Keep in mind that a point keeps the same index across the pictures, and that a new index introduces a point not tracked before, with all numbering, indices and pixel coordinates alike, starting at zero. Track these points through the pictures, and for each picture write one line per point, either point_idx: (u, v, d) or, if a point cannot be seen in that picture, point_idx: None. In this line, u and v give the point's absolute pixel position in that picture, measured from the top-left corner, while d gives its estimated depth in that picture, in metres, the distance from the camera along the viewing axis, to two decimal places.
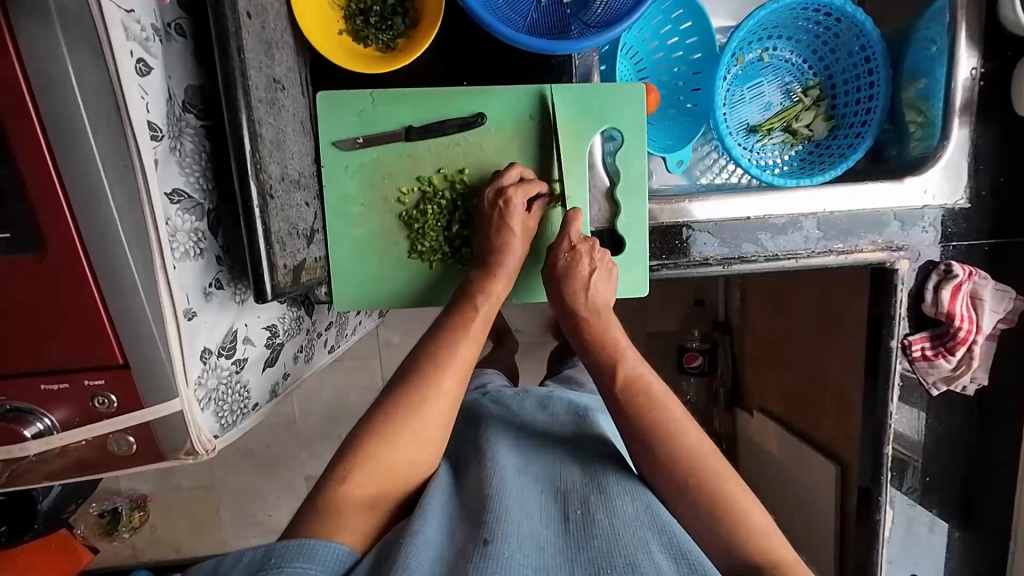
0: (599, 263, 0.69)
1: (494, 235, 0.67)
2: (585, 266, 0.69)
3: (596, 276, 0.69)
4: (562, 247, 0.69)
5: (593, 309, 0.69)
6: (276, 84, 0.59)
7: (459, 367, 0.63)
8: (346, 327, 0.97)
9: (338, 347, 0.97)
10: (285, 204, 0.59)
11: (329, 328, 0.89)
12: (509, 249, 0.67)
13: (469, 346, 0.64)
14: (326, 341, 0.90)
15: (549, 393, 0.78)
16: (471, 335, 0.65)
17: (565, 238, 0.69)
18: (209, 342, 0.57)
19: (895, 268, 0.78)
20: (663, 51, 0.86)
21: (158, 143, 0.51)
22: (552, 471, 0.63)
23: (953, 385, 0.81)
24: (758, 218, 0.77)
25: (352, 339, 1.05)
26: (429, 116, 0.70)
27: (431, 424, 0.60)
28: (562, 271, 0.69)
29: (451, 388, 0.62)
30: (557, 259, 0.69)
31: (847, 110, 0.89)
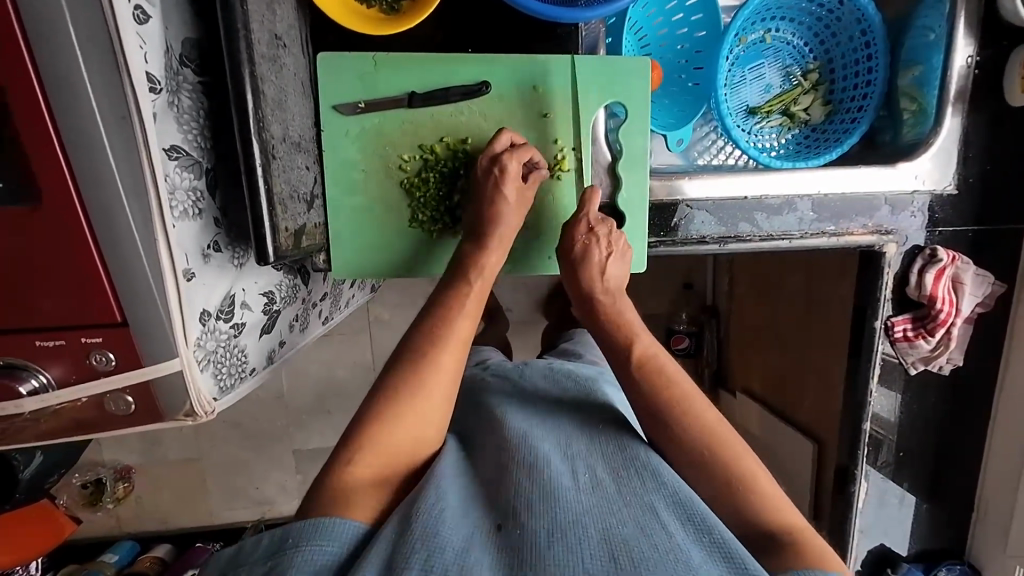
0: (614, 245, 0.71)
1: (485, 203, 0.67)
2: (599, 250, 0.70)
3: (611, 259, 0.70)
4: (579, 230, 0.70)
5: (607, 289, 0.71)
6: (278, 40, 0.57)
7: (457, 343, 0.62)
8: (339, 299, 0.97)
9: (332, 318, 0.97)
10: (286, 165, 0.58)
11: (323, 299, 0.90)
12: (500, 218, 0.67)
13: (465, 320, 0.64)
14: (321, 312, 0.90)
15: (551, 365, 0.79)
16: (466, 310, 0.64)
17: (583, 218, 0.70)
18: (208, 304, 0.57)
19: (884, 251, 0.80)
20: (667, 27, 0.85)
21: (157, 96, 0.49)
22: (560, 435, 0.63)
23: (931, 365, 0.84)
24: (757, 198, 0.78)
25: (345, 312, 1.06)
26: (431, 83, 0.69)
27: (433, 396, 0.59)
28: (581, 254, 0.70)
29: (449, 365, 0.61)
30: (574, 241, 0.70)
31: (844, 96, 0.90)
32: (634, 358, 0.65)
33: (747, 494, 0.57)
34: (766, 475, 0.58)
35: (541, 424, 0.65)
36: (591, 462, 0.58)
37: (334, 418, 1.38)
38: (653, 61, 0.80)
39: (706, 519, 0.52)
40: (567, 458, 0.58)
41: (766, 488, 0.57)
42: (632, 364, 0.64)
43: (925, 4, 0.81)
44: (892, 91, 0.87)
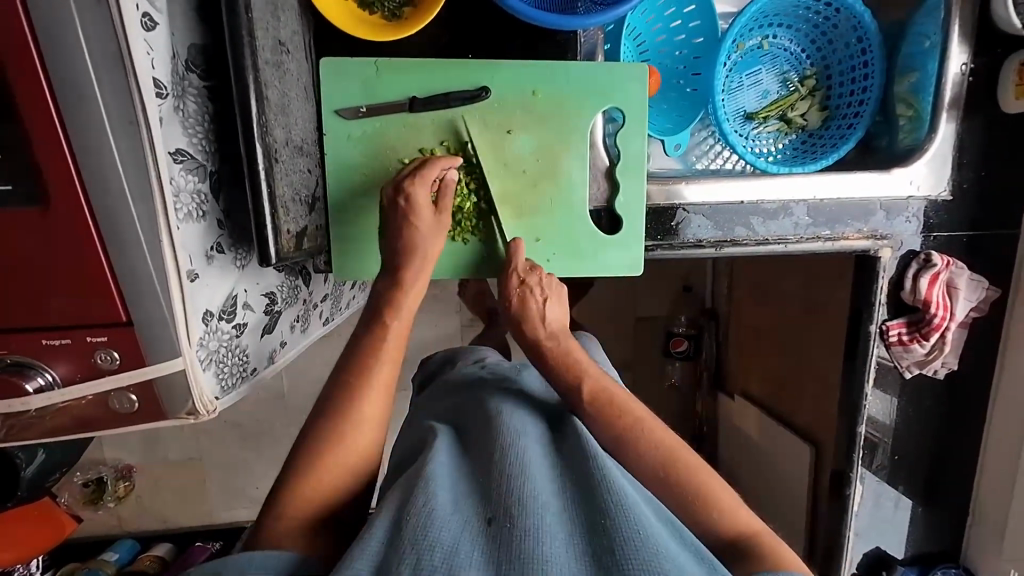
0: (548, 289, 0.70)
1: (399, 235, 0.65)
2: (535, 300, 0.69)
3: (548, 303, 0.69)
4: (511, 285, 0.69)
5: (550, 334, 0.68)
6: (282, 46, 0.58)
7: (380, 388, 0.59)
8: (339, 301, 0.99)
9: (332, 319, 0.99)
10: (289, 168, 0.59)
11: (323, 300, 0.91)
12: (417, 250, 0.65)
13: (388, 365, 0.61)
14: (321, 313, 0.92)
15: (541, 369, 0.79)
16: (389, 355, 0.61)
17: (512, 272, 0.69)
18: (211, 305, 0.58)
19: (879, 255, 0.81)
20: (665, 34, 0.86)
21: (163, 101, 0.50)
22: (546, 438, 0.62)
23: (925, 369, 0.85)
24: (754, 203, 0.79)
25: (345, 313, 1.07)
26: (432, 88, 0.70)
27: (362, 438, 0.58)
28: (517, 314, 0.68)
29: (373, 411, 0.59)
30: (509, 297, 0.69)
31: (840, 101, 0.91)
32: (585, 394, 0.63)
33: (709, 503, 0.58)
34: (719, 484, 0.59)
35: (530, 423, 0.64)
36: (578, 462, 0.58)
37: None
38: (651, 67, 0.81)
39: (687, 534, 0.52)
40: (555, 462, 0.58)
41: (721, 498, 0.58)
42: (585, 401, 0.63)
43: (920, 12, 0.82)
44: (889, 97, 0.88)
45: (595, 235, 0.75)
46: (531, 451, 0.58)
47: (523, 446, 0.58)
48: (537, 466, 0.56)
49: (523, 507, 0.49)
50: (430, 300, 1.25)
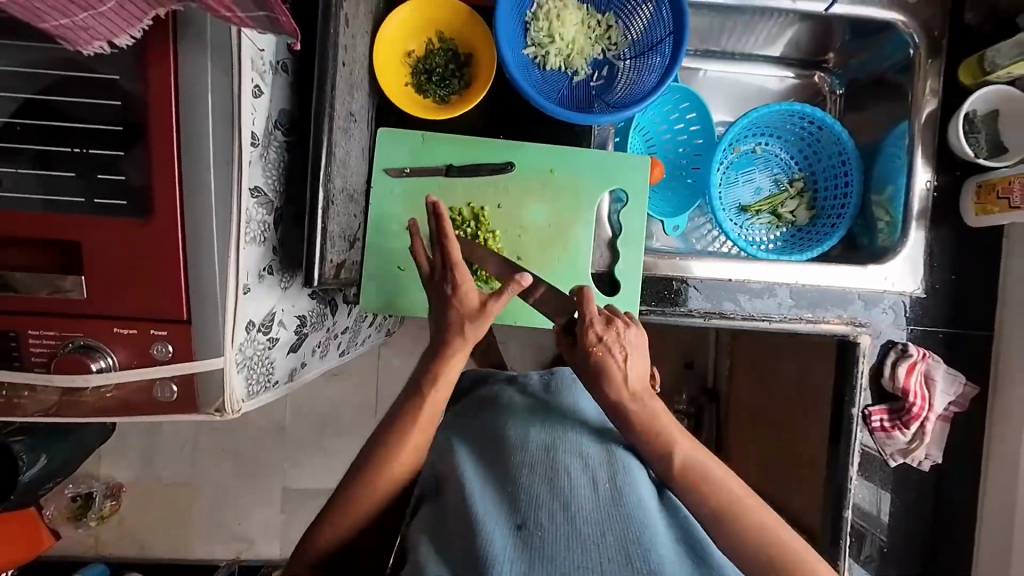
0: (628, 347, 0.65)
1: (442, 321, 0.69)
2: (615, 359, 0.65)
3: (629, 354, 0.65)
4: (591, 330, 0.66)
5: (636, 397, 0.65)
6: (351, 117, 0.73)
7: (411, 451, 0.67)
8: (357, 336, 1.08)
9: (348, 352, 1.08)
10: (340, 211, 0.71)
11: (344, 332, 1.00)
12: (453, 331, 0.69)
13: (421, 431, 0.67)
14: (339, 344, 1.01)
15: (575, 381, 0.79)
16: (420, 422, 0.68)
17: (587, 316, 0.67)
18: (255, 316, 0.67)
19: (857, 341, 0.86)
20: (670, 132, 1.01)
21: (254, 149, 0.63)
22: (577, 447, 0.64)
23: (909, 459, 0.87)
24: (743, 282, 0.88)
25: (360, 348, 1.15)
26: (465, 158, 0.83)
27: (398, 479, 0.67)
28: (592, 366, 0.65)
29: (404, 460, 0.67)
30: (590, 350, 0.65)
31: (826, 203, 1.03)
32: (678, 466, 0.62)
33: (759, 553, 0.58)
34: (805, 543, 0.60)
35: (561, 434, 0.67)
36: (609, 474, 0.61)
37: (328, 457, 1.42)
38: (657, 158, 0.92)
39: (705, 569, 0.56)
40: (587, 471, 0.61)
41: (800, 550, 0.59)
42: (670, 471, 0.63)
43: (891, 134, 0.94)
44: (865, 205, 0.99)
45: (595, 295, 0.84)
46: (563, 462, 0.61)
47: (558, 455, 0.62)
48: (569, 475, 0.59)
49: (552, 518, 0.54)
50: None
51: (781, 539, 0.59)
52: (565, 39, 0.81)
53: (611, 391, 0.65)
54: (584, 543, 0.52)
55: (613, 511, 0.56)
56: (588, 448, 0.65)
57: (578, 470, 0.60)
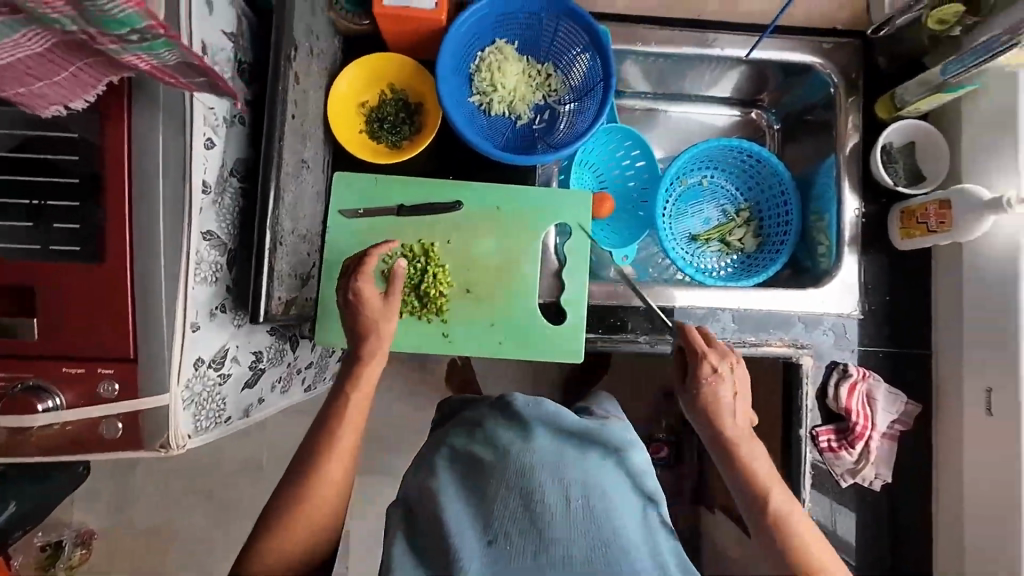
0: (737, 382, 0.70)
1: (355, 323, 0.74)
2: (727, 393, 0.69)
3: (738, 393, 0.70)
4: (703, 369, 0.69)
5: (738, 428, 0.69)
6: (304, 164, 0.77)
7: (341, 455, 0.69)
8: (323, 371, 1.11)
9: (313, 387, 1.10)
10: (290, 251, 0.75)
11: (307, 367, 1.04)
12: (370, 331, 0.73)
13: (348, 433, 0.70)
14: (302, 379, 1.04)
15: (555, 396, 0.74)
16: (346, 421, 0.71)
17: (705, 361, 0.69)
18: (205, 354, 0.70)
19: (799, 362, 0.89)
20: (618, 168, 1.06)
21: (206, 196, 0.68)
22: (555, 463, 0.64)
23: (858, 478, 0.88)
24: (688, 309, 0.91)
25: (327, 383, 1.18)
26: (416, 198, 0.88)
27: (327, 497, 0.68)
28: (708, 401, 0.69)
29: (333, 473, 0.69)
30: (702, 385, 0.69)
31: (772, 230, 1.08)
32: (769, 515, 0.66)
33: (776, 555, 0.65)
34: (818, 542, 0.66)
35: (540, 446, 0.66)
36: (586, 493, 0.63)
37: None
38: (603, 194, 1.00)
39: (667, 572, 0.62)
40: (561, 489, 0.62)
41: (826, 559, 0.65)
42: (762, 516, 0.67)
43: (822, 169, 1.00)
44: (805, 230, 1.04)
45: (542, 325, 0.87)
46: (536, 482, 0.63)
47: (533, 473, 0.63)
48: (542, 494, 0.62)
49: (520, 536, 0.61)
50: (415, 382, 1.34)
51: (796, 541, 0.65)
52: (507, 87, 0.88)
53: (726, 435, 0.69)
54: (546, 556, 0.60)
55: (580, 529, 0.61)
56: (567, 460, 0.65)
57: (552, 489, 0.62)
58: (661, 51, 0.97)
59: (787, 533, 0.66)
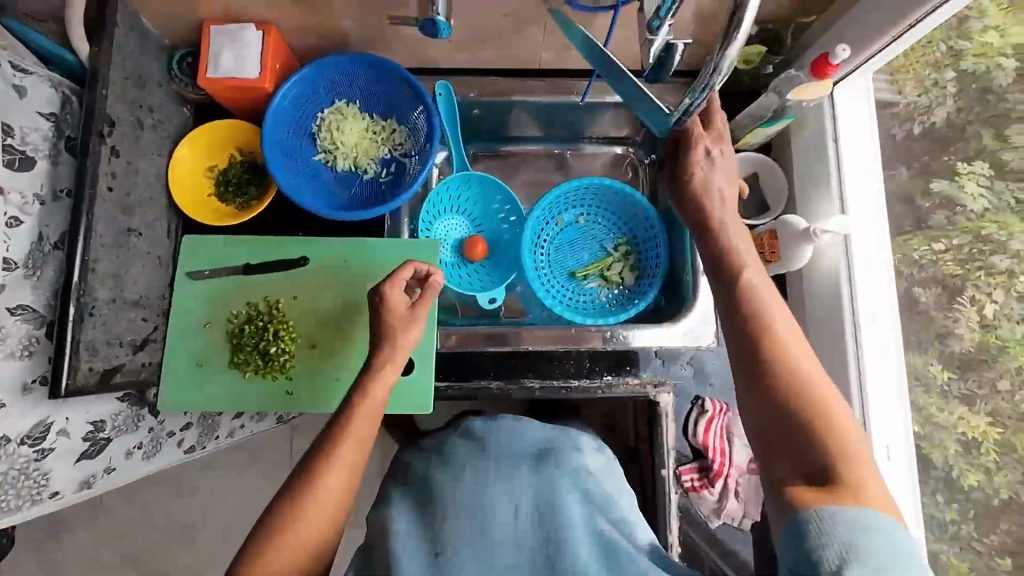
0: (722, 152, 0.72)
1: (380, 328, 0.71)
2: (714, 174, 0.71)
3: (716, 154, 0.72)
4: (699, 156, 0.71)
5: (722, 204, 0.69)
6: (131, 232, 0.78)
7: (343, 465, 0.60)
8: (215, 429, 1.07)
9: (201, 446, 1.08)
10: (109, 320, 0.75)
11: (186, 427, 1.01)
12: (390, 338, 0.70)
13: (352, 443, 0.62)
14: (182, 439, 1.02)
15: (517, 421, 0.77)
16: (353, 433, 0.62)
17: (698, 153, 0.71)
18: (11, 431, 0.70)
19: (658, 400, 0.85)
20: (490, 211, 1.06)
21: (10, 273, 0.69)
22: (502, 482, 0.70)
23: (724, 517, 0.85)
24: (543, 351, 0.91)
25: (229, 439, 1.14)
26: (262, 257, 0.89)
27: (323, 510, 0.58)
28: (699, 180, 0.70)
29: (333, 483, 0.59)
30: (693, 174, 0.71)
31: (648, 264, 1.07)
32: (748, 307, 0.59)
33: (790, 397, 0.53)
34: (818, 373, 0.55)
35: (485, 469, 0.71)
36: (538, 508, 0.67)
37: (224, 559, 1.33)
38: (475, 237, 1.02)
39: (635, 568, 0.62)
40: (514, 504, 0.68)
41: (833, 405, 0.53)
42: (737, 307, 0.59)
43: (640, 117, 0.72)
44: (674, 268, 1.04)
45: None
46: (487, 500, 0.68)
47: (483, 493, 0.68)
48: (495, 511, 0.67)
49: (468, 548, 0.65)
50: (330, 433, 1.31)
51: (790, 384, 0.54)
52: (348, 144, 0.90)
53: (710, 212, 0.69)
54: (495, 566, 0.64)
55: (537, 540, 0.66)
56: (513, 477, 0.70)
57: (503, 504, 0.67)
58: (487, 102, 0.94)
59: (786, 357, 0.55)
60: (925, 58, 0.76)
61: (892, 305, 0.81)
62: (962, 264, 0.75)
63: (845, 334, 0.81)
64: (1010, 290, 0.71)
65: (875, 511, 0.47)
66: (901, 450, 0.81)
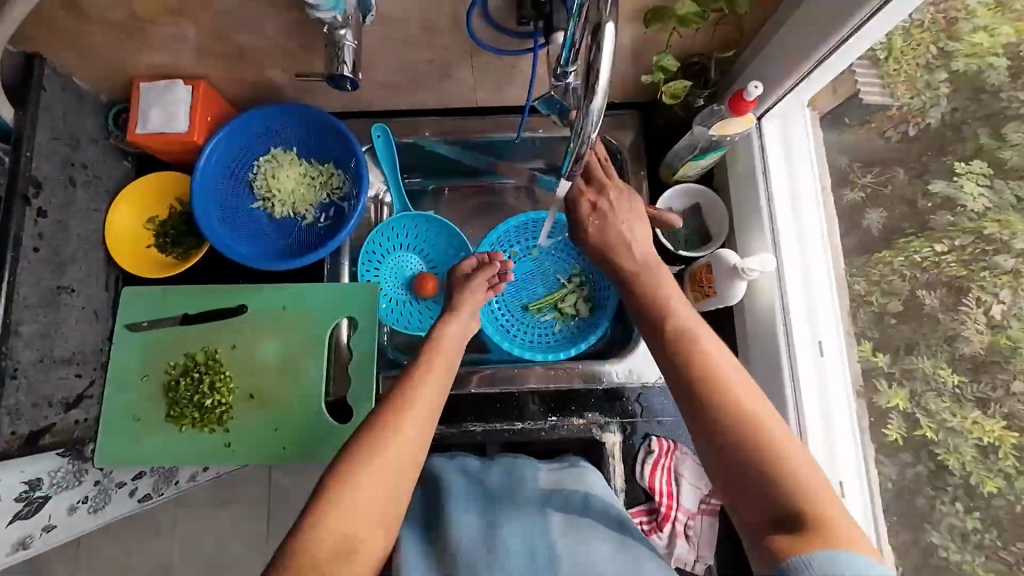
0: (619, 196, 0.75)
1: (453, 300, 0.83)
2: (612, 216, 0.74)
3: (603, 200, 0.76)
4: (585, 207, 0.76)
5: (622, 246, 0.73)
6: (62, 290, 0.79)
7: (428, 404, 0.61)
8: (172, 475, 1.05)
9: (156, 494, 1.04)
10: (38, 380, 0.75)
11: (137, 477, 0.98)
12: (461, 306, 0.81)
13: (435, 385, 0.64)
14: (134, 489, 0.98)
15: (516, 460, 0.78)
16: (437, 377, 0.65)
17: (584, 199, 0.76)
18: None
19: (603, 440, 0.87)
20: (439, 247, 1.03)
21: None
22: (512, 516, 0.67)
23: (677, 560, 0.82)
24: (485, 393, 0.90)
25: (190, 483, 1.11)
26: (198, 307, 0.88)
27: (410, 449, 0.57)
28: (596, 236, 0.74)
29: (413, 433, 0.58)
30: (586, 221, 0.75)
31: (602, 297, 1.00)
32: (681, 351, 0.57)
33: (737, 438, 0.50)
34: (756, 403, 0.52)
35: (494, 506, 0.69)
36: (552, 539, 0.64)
37: None
38: (426, 275, 1.01)
39: None
40: (529, 539, 0.64)
41: (773, 431, 0.50)
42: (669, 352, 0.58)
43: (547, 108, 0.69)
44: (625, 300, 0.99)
45: (328, 423, 0.85)
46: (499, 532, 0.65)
47: (494, 528, 0.65)
48: (508, 546, 0.63)
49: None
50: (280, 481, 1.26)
51: (730, 416, 0.51)
52: (284, 192, 0.91)
53: (615, 262, 0.73)
54: None
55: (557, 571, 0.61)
56: (521, 512, 0.68)
57: (514, 537, 0.64)
58: (442, 140, 0.96)
59: (724, 394, 0.52)
60: (917, 60, 0.69)
61: (835, 322, 0.79)
62: (967, 266, 0.68)
63: (781, 365, 0.80)
64: (1018, 290, 0.64)
65: (855, 556, 0.43)
66: (857, 490, 0.75)
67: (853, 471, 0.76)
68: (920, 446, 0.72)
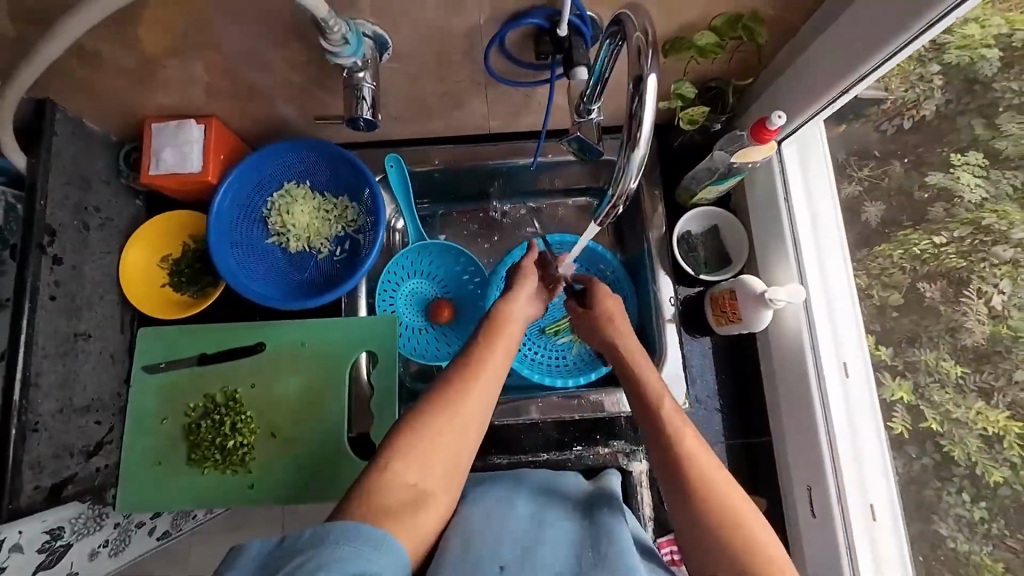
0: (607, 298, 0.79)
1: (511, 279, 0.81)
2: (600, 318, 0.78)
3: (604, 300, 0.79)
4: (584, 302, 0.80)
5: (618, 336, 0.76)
6: (78, 336, 0.78)
7: (489, 382, 0.64)
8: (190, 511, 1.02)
9: (175, 530, 1.02)
10: (58, 431, 0.73)
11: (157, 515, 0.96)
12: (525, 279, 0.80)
13: (497, 364, 0.67)
14: (154, 527, 0.96)
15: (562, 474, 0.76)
16: (501, 357, 0.68)
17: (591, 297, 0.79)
18: None
19: (630, 469, 0.85)
20: (452, 274, 1.02)
21: None
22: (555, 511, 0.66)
23: None
24: (508, 426, 0.90)
25: (209, 516, 1.09)
26: (216, 347, 0.88)
27: (468, 424, 0.61)
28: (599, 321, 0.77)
29: (475, 408, 0.62)
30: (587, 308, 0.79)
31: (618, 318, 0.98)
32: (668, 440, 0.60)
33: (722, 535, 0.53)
34: (741, 501, 0.55)
35: (536, 501, 0.67)
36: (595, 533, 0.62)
37: None
38: (440, 303, 0.99)
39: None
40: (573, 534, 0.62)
41: (758, 531, 0.53)
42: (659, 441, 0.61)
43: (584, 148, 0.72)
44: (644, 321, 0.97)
45: (351, 460, 0.84)
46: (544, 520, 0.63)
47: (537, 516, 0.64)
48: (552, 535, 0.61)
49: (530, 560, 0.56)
50: None
51: (716, 511, 0.54)
52: (299, 227, 0.90)
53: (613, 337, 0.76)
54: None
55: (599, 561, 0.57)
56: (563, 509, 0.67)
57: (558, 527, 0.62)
58: (450, 167, 0.94)
59: (710, 492, 0.55)
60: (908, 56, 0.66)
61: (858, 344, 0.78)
62: (966, 256, 0.67)
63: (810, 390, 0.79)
64: (1018, 281, 0.62)
65: None
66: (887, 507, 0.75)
67: (883, 487, 0.76)
68: (926, 438, 0.71)
